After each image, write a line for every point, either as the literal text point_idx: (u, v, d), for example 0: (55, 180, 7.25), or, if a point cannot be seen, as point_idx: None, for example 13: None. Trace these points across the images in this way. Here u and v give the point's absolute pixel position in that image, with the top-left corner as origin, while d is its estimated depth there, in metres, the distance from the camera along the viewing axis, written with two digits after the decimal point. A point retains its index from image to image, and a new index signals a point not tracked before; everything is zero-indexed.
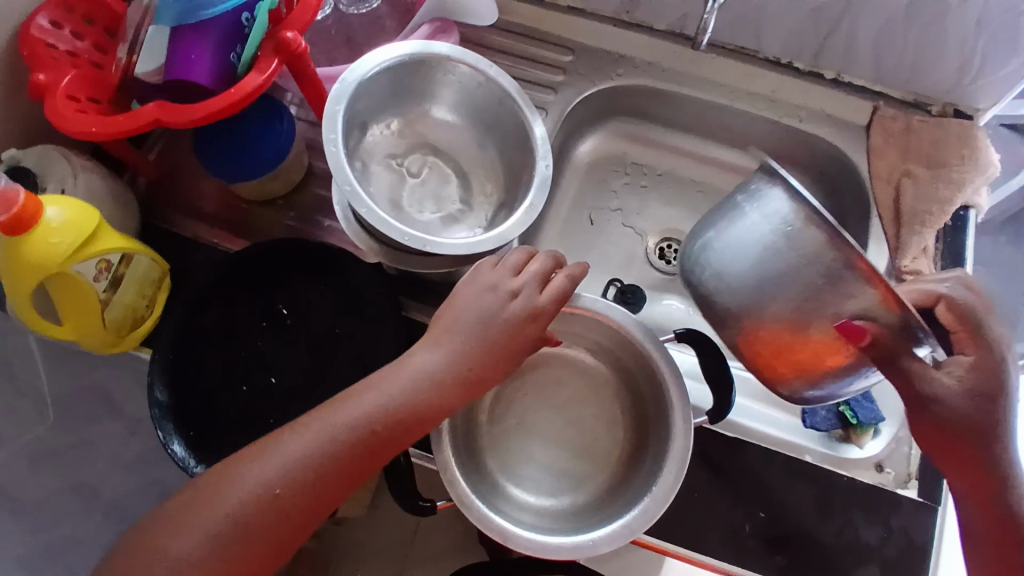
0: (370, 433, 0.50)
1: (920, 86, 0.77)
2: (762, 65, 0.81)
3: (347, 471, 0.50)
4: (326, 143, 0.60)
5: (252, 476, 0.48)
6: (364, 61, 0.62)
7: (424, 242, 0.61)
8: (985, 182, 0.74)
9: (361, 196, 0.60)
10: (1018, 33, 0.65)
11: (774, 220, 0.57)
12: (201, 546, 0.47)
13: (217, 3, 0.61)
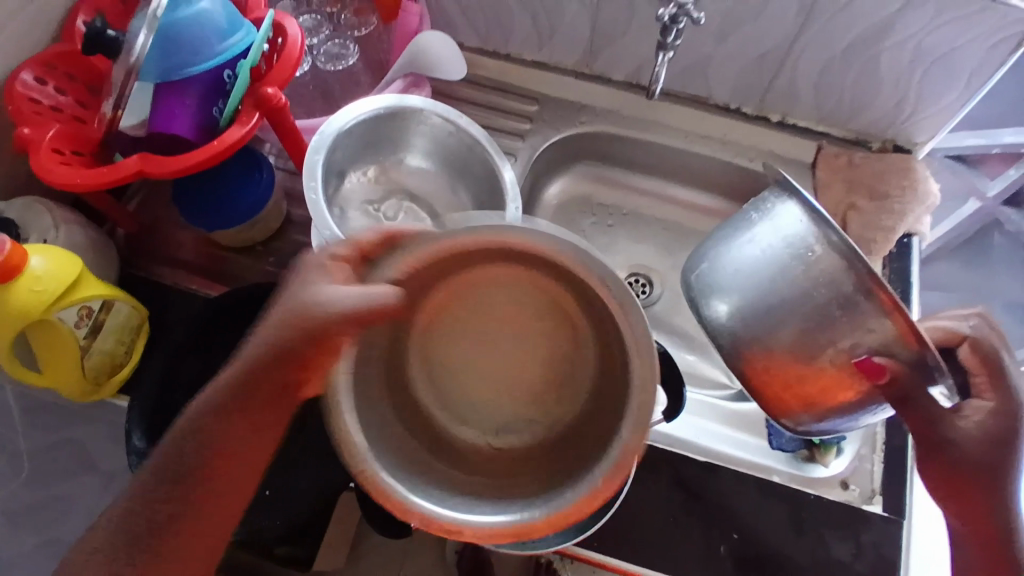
0: (196, 460, 0.53)
1: (859, 125, 0.84)
2: (714, 111, 0.87)
3: (184, 495, 0.53)
4: (307, 191, 0.63)
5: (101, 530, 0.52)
6: (341, 115, 0.66)
7: None
8: (927, 210, 0.79)
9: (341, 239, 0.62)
10: (949, 69, 0.73)
11: (790, 240, 0.60)
12: None
13: (200, 62, 0.65)
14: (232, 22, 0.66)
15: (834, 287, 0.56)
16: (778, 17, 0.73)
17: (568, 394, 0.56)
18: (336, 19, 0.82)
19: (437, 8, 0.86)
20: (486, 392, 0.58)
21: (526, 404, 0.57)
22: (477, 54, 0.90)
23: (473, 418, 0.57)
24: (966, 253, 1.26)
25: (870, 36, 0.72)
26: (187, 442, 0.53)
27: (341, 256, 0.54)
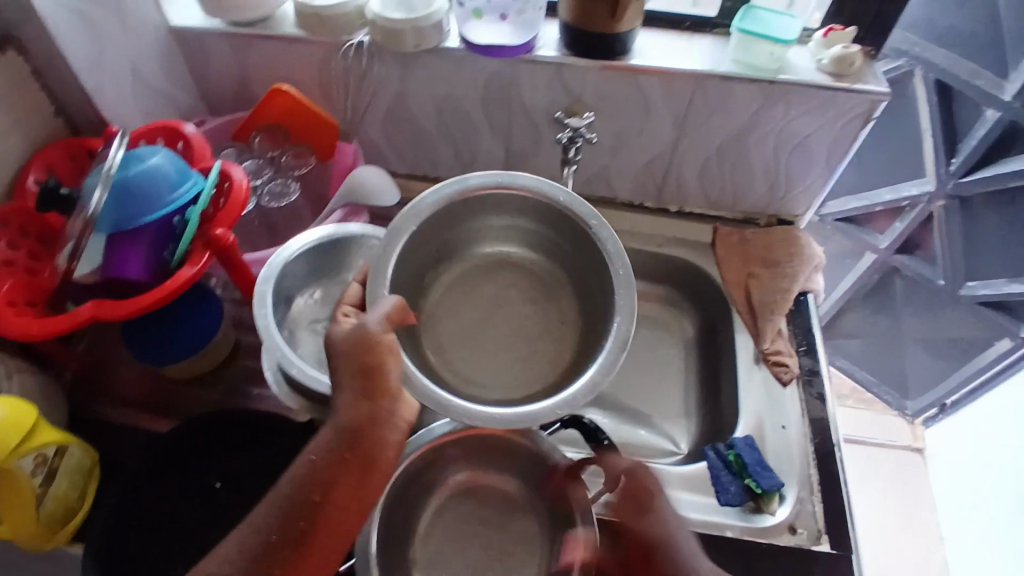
0: (343, 451, 0.53)
1: (744, 207, 0.97)
2: (621, 208, 0.99)
3: (351, 475, 0.53)
4: (258, 317, 0.68)
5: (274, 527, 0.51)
6: (287, 245, 0.72)
7: None
8: (814, 270, 0.91)
9: (290, 357, 0.67)
10: (806, 154, 0.87)
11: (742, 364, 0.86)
12: None
13: (152, 210, 0.71)
14: (181, 173, 0.75)
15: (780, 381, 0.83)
16: (658, 127, 0.86)
17: (562, 358, 0.72)
18: (278, 161, 0.88)
19: (368, 143, 0.96)
20: (470, 319, 0.77)
21: (531, 351, 0.74)
22: (407, 179, 1.01)
23: (451, 337, 0.75)
24: (872, 300, 1.46)
25: (736, 136, 0.86)
26: (339, 437, 0.53)
27: (372, 286, 0.61)
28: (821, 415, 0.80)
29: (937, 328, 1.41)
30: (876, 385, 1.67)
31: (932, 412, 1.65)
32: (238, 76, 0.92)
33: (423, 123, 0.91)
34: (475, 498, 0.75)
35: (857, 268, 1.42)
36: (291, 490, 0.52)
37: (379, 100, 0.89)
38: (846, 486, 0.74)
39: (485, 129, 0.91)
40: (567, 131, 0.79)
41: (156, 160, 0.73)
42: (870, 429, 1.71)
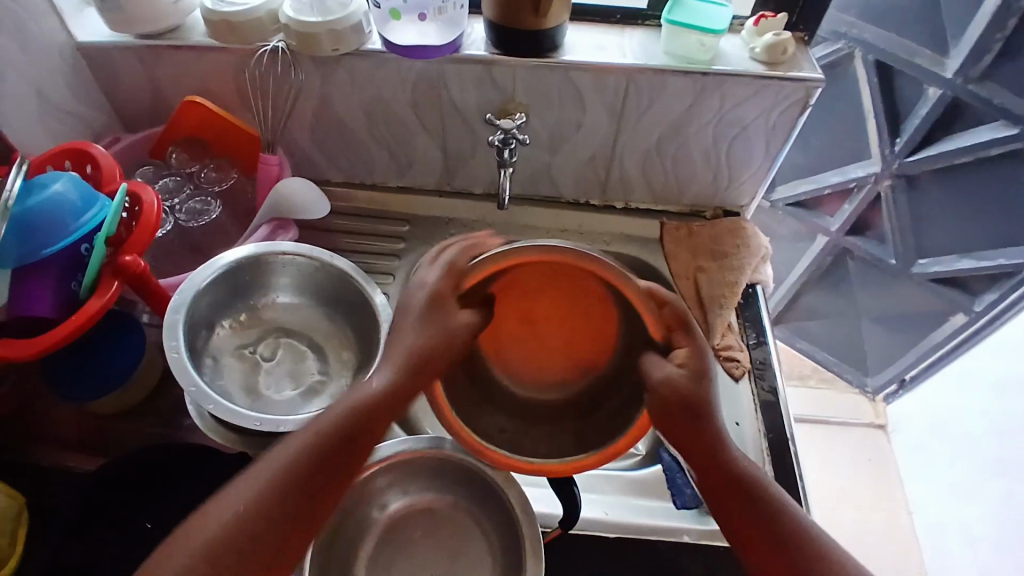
0: (381, 407, 0.55)
1: (690, 199, 0.95)
2: (566, 207, 0.97)
3: (369, 433, 0.54)
4: (168, 349, 0.61)
5: (297, 446, 0.52)
6: (200, 269, 0.65)
7: (278, 422, 0.60)
8: (762, 260, 0.90)
9: (207, 392, 0.60)
10: (747, 143, 0.85)
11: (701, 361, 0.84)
12: (267, 500, 0.50)
13: (55, 241, 0.67)
14: (87, 197, 0.70)
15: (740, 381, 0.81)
16: (595, 123, 0.84)
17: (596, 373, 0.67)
18: (197, 178, 0.86)
19: (298, 153, 0.92)
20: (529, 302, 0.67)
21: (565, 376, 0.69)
22: (344, 186, 0.97)
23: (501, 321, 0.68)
24: (826, 281, 1.47)
25: (673, 129, 0.84)
26: (380, 397, 0.55)
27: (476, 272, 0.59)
28: (773, 407, 0.79)
29: (891, 306, 1.43)
30: (834, 363, 1.68)
31: (893, 387, 1.64)
32: (152, 89, 0.87)
33: (354, 129, 0.88)
34: (412, 522, 0.69)
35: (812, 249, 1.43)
36: (326, 428, 0.53)
37: (304, 107, 0.85)
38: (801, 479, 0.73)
39: (419, 132, 0.87)
40: (499, 133, 0.75)
41: (56, 187, 0.68)
42: (831, 409, 1.72)
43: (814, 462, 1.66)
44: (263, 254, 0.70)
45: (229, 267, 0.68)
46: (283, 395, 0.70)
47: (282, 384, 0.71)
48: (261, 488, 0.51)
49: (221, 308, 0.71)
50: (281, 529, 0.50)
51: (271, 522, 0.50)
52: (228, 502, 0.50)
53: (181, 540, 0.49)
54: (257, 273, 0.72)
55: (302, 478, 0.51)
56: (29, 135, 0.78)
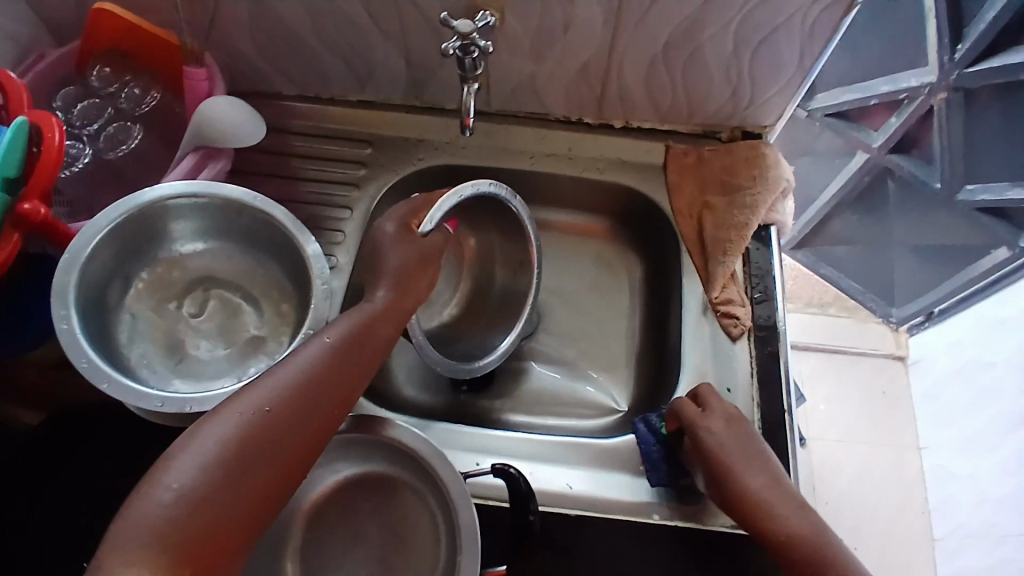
0: (383, 320, 0.60)
1: (702, 118, 0.81)
2: (554, 126, 0.83)
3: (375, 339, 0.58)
4: (56, 320, 0.54)
5: (315, 355, 0.54)
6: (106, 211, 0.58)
7: (184, 402, 0.54)
8: (781, 198, 0.76)
9: (102, 369, 0.53)
10: (777, 51, 0.69)
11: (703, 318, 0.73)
12: (302, 411, 0.51)
13: None
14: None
15: (747, 345, 0.71)
16: (586, 25, 0.69)
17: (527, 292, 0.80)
18: (119, 100, 0.74)
19: (242, 61, 0.79)
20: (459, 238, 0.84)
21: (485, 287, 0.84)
22: (299, 100, 0.84)
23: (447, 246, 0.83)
24: (859, 206, 1.29)
25: (683, 33, 0.68)
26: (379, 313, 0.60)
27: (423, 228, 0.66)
28: (772, 374, 0.69)
29: (928, 234, 1.25)
30: (858, 292, 1.51)
31: (917, 320, 1.50)
32: None
33: (299, 33, 0.73)
34: (350, 493, 0.63)
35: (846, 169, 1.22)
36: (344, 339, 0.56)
37: (235, 4, 0.70)
38: (792, 460, 0.64)
39: (376, 37, 0.73)
40: (457, 40, 0.61)
41: None
42: (850, 338, 1.56)
43: (823, 394, 1.51)
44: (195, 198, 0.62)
45: (136, 212, 0.60)
46: (213, 356, 0.64)
47: (213, 343, 0.65)
48: (279, 392, 0.51)
49: (135, 260, 0.64)
50: (296, 431, 0.51)
51: (292, 428, 0.50)
52: (250, 403, 0.50)
53: (200, 437, 0.47)
54: (172, 219, 0.64)
55: (316, 387, 0.53)
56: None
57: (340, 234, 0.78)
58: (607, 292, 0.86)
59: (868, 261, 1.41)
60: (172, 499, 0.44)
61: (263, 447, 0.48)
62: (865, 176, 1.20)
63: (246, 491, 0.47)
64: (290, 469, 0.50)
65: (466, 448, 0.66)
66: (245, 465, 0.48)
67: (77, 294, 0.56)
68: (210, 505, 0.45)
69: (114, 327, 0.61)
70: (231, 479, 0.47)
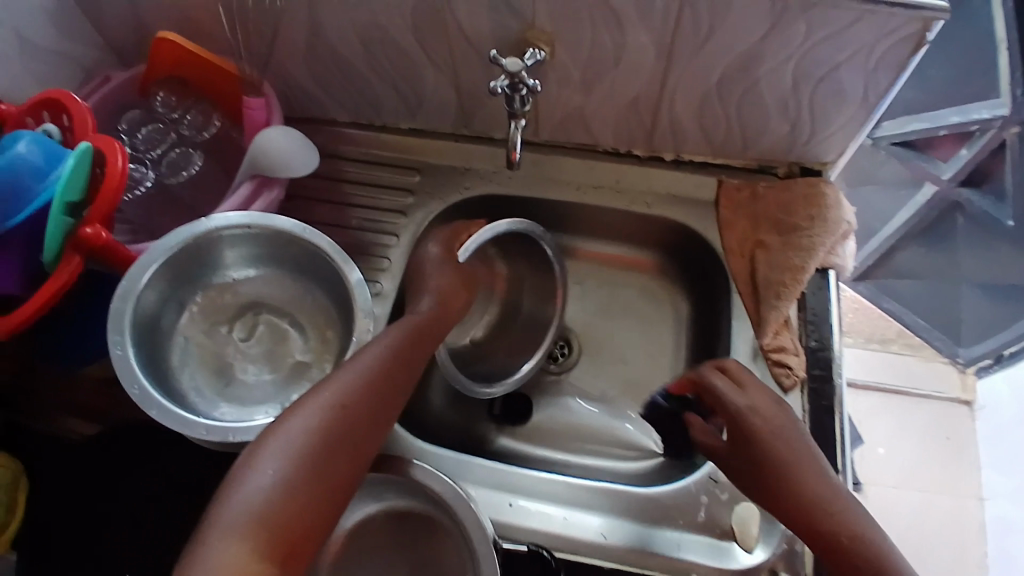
0: (427, 325, 0.65)
1: (758, 153, 0.78)
2: (603, 157, 0.81)
3: (422, 341, 0.63)
4: (111, 344, 0.55)
5: (376, 352, 0.58)
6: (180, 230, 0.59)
7: (225, 431, 0.54)
8: (841, 240, 0.72)
9: (151, 395, 0.54)
10: (840, 87, 0.66)
11: (752, 365, 0.70)
12: (371, 403, 0.55)
13: (20, 211, 0.61)
14: (53, 157, 0.63)
15: (802, 400, 0.67)
16: (637, 58, 0.67)
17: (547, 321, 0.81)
18: (181, 127, 0.78)
19: (298, 89, 0.81)
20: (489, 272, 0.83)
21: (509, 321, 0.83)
22: (351, 126, 0.85)
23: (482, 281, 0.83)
24: (927, 239, 1.22)
25: (738, 68, 0.66)
26: (423, 321, 0.65)
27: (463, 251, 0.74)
28: (825, 428, 0.65)
29: (998, 272, 1.16)
30: (923, 328, 1.43)
31: (986, 362, 1.40)
32: (137, 17, 0.76)
33: (353, 62, 0.75)
34: (382, 527, 0.63)
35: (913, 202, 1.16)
36: (401, 341, 0.61)
37: (292, 35, 0.72)
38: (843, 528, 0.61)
39: (427, 68, 0.73)
40: (505, 78, 0.60)
41: (18, 148, 0.61)
42: (913, 379, 1.46)
43: (881, 435, 1.42)
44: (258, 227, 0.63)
45: (194, 239, 0.61)
46: (258, 381, 0.65)
47: (259, 368, 0.65)
48: (351, 385, 0.55)
49: (190, 284, 0.65)
50: (365, 424, 0.54)
51: (364, 418, 0.54)
52: (327, 396, 0.53)
53: (281, 430, 0.50)
54: (227, 245, 0.65)
55: (380, 383, 0.57)
56: (3, 78, 0.70)
57: (386, 260, 0.79)
58: (649, 330, 0.84)
59: (936, 297, 1.33)
60: (264, 487, 0.47)
61: (340, 438, 0.52)
62: (932, 209, 1.14)
63: (326, 480, 0.50)
64: (360, 460, 0.53)
65: (499, 487, 0.65)
66: (329, 454, 0.51)
67: (133, 320, 0.57)
68: (302, 493, 0.48)
69: (167, 350, 0.63)
70: (314, 468, 0.49)
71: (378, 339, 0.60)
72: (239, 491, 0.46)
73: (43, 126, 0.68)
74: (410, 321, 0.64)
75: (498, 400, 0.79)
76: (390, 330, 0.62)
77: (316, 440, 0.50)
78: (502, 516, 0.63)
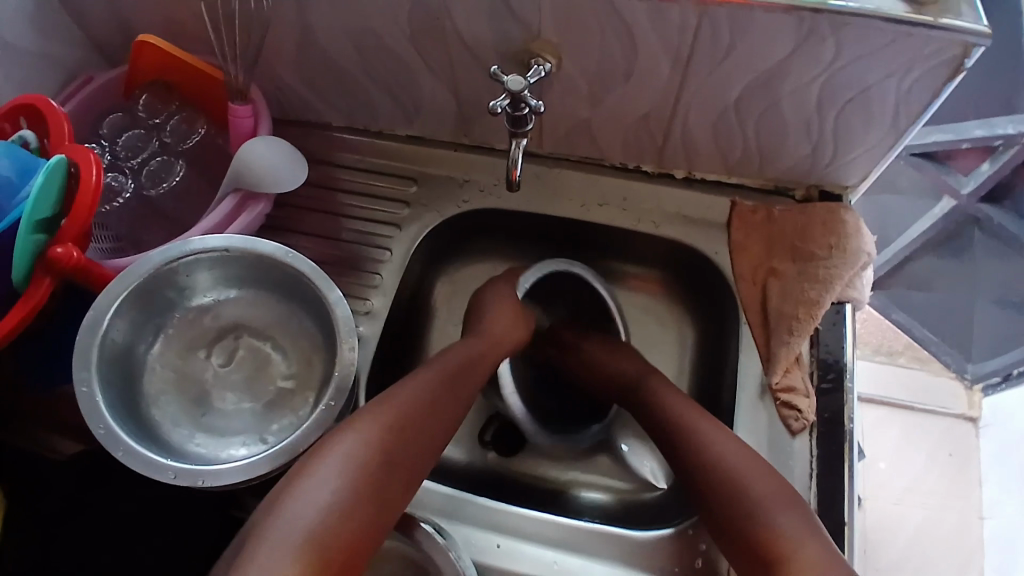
0: (477, 350, 0.68)
1: (776, 173, 0.73)
2: (610, 173, 0.77)
3: (472, 366, 0.66)
4: (77, 381, 0.55)
5: (423, 382, 0.61)
6: (167, 248, 0.59)
7: (195, 475, 0.54)
8: (860, 272, 0.68)
9: (118, 437, 0.54)
10: (870, 110, 0.62)
11: (760, 402, 0.66)
12: (419, 432, 0.58)
13: None
14: None
15: (815, 445, 0.64)
16: (650, 74, 0.63)
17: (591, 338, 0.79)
18: (163, 133, 0.74)
19: (291, 93, 0.76)
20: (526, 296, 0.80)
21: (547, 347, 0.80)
22: (348, 132, 0.81)
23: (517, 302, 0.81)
24: (945, 250, 1.12)
25: (759, 87, 0.62)
26: (475, 347, 0.68)
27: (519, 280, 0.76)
28: (835, 475, 0.62)
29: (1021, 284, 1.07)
30: (934, 342, 1.31)
31: (995, 379, 1.28)
32: (124, 20, 0.72)
33: (349, 68, 0.71)
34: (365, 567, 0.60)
35: (930, 214, 1.07)
36: (447, 372, 0.63)
37: (284, 38, 0.68)
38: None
39: (425, 76, 0.69)
40: (506, 97, 0.56)
41: None
42: (920, 393, 1.34)
43: (886, 450, 1.29)
44: (243, 250, 0.62)
45: (168, 265, 0.60)
46: (238, 410, 0.64)
47: (239, 397, 0.64)
48: (397, 414, 0.57)
49: (165, 309, 0.64)
50: (409, 453, 0.56)
51: (412, 449, 0.57)
52: (377, 423, 0.56)
53: (336, 446, 0.54)
54: (204, 268, 0.63)
55: (425, 412, 0.59)
56: None
57: (378, 277, 0.75)
58: (653, 353, 0.80)
59: (954, 313, 1.22)
60: (318, 499, 0.50)
61: (387, 466, 0.54)
62: (950, 223, 1.06)
63: (376, 495, 0.53)
64: (410, 478, 0.56)
65: (487, 527, 0.62)
66: (376, 483, 0.53)
67: (100, 351, 0.57)
68: (347, 518, 0.51)
69: (145, 380, 0.63)
70: (366, 483, 0.53)
71: (423, 374, 0.62)
72: (283, 513, 0.49)
73: (19, 132, 0.66)
74: (463, 349, 0.67)
75: (490, 428, 0.77)
76: (441, 357, 0.65)
77: (368, 458, 0.54)
78: (488, 558, 0.60)
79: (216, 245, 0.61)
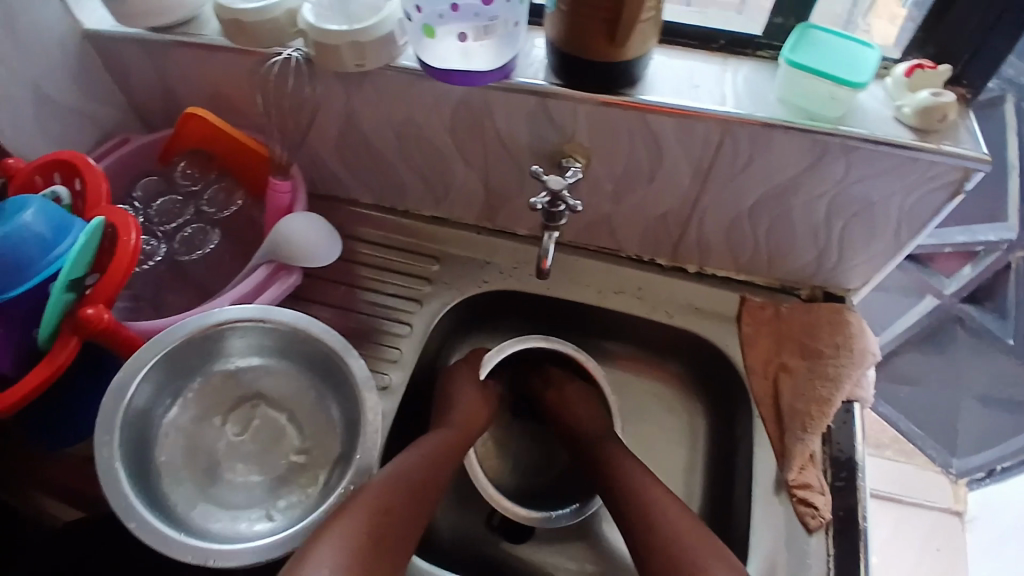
0: (452, 438, 0.69)
1: (782, 274, 0.77)
2: (626, 264, 0.80)
3: (447, 453, 0.67)
4: (99, 445, 0.55)
5: (403, 464, 0.61)
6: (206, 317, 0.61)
7: (207, 554, 0.53)
8: (865, 373, 0.71)
9: (133, 506, 0.54)
10: (874, 223, 0.66)
11: (778, 500, 0.67)
12: (401, 511, 0.57)
13: (19, 285, 0.59)
14: (60, 228, 0.61)
15: (832, 546, 0.64)
16: (673, 179, 0.67)
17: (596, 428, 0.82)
18: (201, 201, 0.77)
19: (324, 171, 0.80)
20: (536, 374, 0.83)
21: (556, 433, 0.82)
22: (376, 211, 0.84)
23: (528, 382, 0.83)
24: (926, 347, 1.17)
25: (774, 196, 0.66)
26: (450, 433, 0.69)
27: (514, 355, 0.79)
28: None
29: (1003, 384, 1.11)
30: (918, 435, 1.34)
31: (979, 474, 1.30)
32: (171, 96, 0.76)
33: (385, 153, 0.75)
34: None
35: (912, 310, 1.12)
36: (427, 457, 0.64)
37: (329, 124, 0.73)
38: None
39: (458, 165, 0.73)
40: (545, 194, 0.60)
41: (24, 216, 0.59)
42: (907, 486, 1.34)
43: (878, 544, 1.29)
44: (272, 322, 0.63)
45: (203, 331, 0.61)
46: (247, 483, 0.63)
47: (249, 469, 0.64)
48: (381, 493, 0.57)
49: (190, 373, 0.64)
50: (395, 533, 0.55)
51: (396, 527, 0.56)
52: (364, 503, 0.55)
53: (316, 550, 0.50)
54: (236, 335, 0.64)
55: (407, 491, 0.59)
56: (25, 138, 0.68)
57: (397, 351, 0.76)
58: (660, 442, 0.81)
59: (938, 407, 1.26)
60: None
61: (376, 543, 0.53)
62: (932, 322, 1.11)
63: None
64: (392, 562, 0.54)
65: None
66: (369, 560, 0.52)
67: (124, 419, 0.57)
68: None
69: (159, 445, 0.62)
70: (360, 563, 0.51)
71: (406, 458, 0.62)
72: None
73: (52, 187, 0.66)
74: (439, 435, 0.68)
75: (497, 511, 0.76)
76: (420, 443, 0.66)
77: (359, 537, 0.52)
78: None
79: (252, 313, 0.62)
